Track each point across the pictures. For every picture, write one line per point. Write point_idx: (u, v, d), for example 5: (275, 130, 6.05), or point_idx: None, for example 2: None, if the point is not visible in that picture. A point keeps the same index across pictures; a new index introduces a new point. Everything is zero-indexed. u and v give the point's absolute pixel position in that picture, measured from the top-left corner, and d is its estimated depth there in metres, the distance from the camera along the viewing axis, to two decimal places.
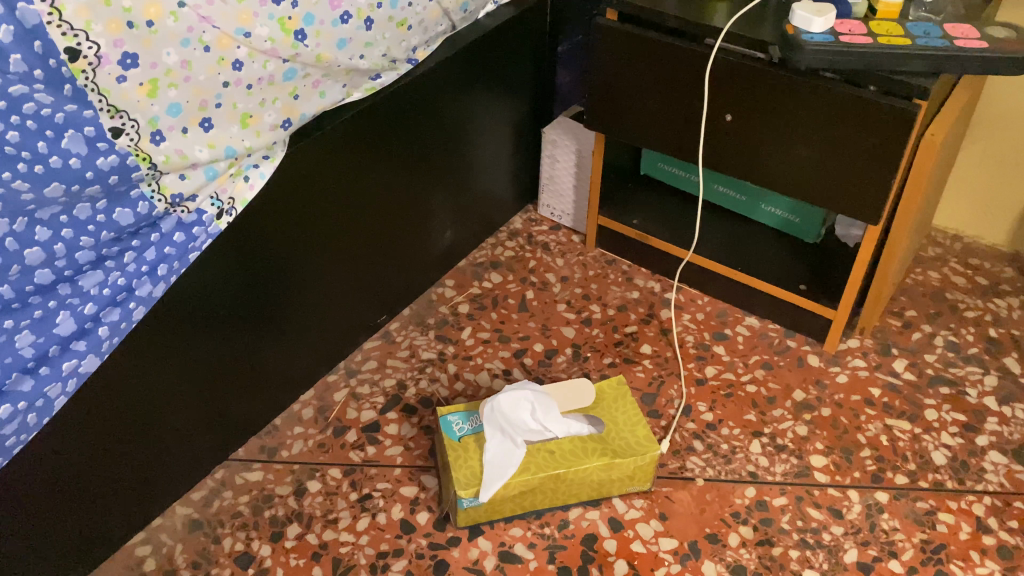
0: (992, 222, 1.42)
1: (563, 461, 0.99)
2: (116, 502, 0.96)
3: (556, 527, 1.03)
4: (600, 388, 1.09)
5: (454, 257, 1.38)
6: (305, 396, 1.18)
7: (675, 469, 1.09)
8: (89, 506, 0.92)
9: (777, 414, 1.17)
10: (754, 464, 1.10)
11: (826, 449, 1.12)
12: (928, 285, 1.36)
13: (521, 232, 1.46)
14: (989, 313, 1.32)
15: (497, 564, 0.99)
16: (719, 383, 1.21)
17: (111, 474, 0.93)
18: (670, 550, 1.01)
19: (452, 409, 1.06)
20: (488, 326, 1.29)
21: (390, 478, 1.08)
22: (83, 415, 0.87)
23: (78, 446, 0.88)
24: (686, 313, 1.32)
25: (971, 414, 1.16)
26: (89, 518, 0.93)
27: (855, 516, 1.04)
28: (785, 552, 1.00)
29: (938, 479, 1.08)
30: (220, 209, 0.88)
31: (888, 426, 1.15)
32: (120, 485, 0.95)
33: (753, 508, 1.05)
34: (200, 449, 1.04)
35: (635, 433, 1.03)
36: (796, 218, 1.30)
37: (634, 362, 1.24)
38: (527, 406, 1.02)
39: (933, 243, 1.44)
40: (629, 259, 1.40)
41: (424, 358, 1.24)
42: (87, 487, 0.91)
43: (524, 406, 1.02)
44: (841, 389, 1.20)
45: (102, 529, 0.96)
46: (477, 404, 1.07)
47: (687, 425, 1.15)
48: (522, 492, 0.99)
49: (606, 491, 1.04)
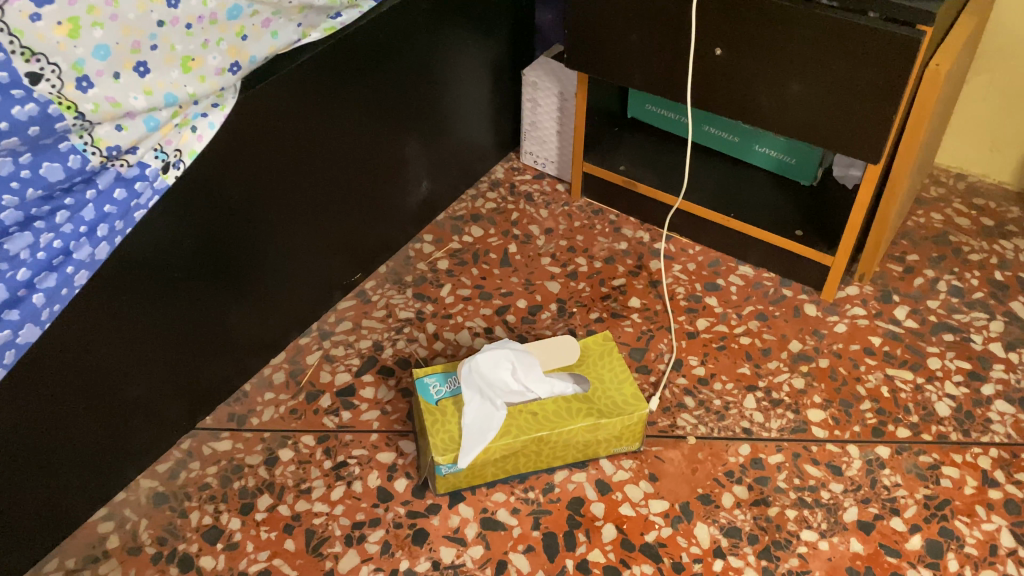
0: (998, 159, 1.35)
1: (546, 422, 0.94)
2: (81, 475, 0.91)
3: (541, 491, 0.98)
4: (585, 345, 1.04)
5: (433, 209, 1.31)
6: (276, 358, 1.12)
7: (665, 427, 1.04)
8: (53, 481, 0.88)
9: (773, 367, 1.11)
10: (749, 419, 1.05)
11: (824, 402, 1.07)
12: (930, 227, 1.30)
13: (503, 183, 1.39)
14: (994, 255, 1.26)
15: (479, 532, 0.94)
16: (711, 335, 1.15)
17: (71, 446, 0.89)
18: (660, 513, 0.96)
19: (428, 370, 1.00)
20: (469, 283, 1.23)
21: (366, 444, 1.02)
22: (27, 388, 0.81)
23: (24, 421, 0.82)
24: (677, 264, 1.26)
25: (975, 362, 1.10)
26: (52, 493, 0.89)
27: (854, 472, 0.99)
28: (782, 513, 0.95)
29: (941, 431, 1.03)
30: (165, 161, 0.81)
31: (889, 376, 1.09)
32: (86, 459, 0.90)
33: (748, 466, 1.00)
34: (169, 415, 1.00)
35: (622, 392, 0.97)
36: (791, 159, 1.24)
37: (622, 316, 1.18)
38: (507, 368, 0.96)
39: (935, 184, 1.38)
40: (617, 209, 1.34)
41: (401, 318, 1.17)
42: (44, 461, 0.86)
43: (503, 367, 0.96)
44: (839, 339, 1.14)
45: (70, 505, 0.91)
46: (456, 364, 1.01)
47: (678, 381, 1.10)
48: (503, 457, 0.94)
49: (592, 452, 0.99)
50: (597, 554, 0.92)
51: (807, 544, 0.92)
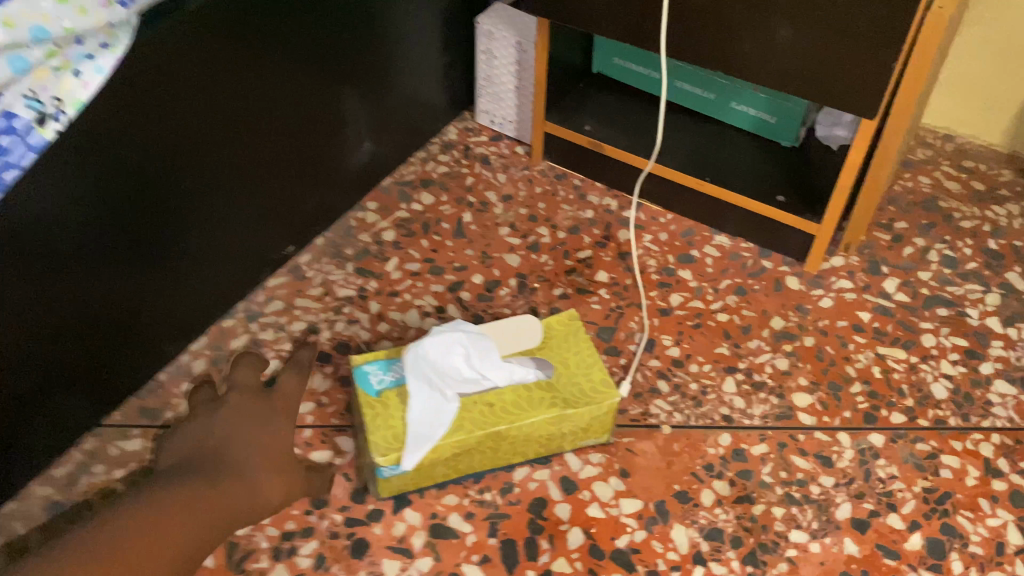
0: (989, 119, 1.26)
1: (504, 415, 0.82)
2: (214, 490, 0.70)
3: (498, 491, 0.86)
4: (548, 325, 0.92)
5: (377, 173, 1.18)
6: (196, 344, 0.98)
7: (637, 416, 0.93)
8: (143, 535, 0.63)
9: (754, 346, 1.01)
10: (729, 406, 0.95)
11: (811, 385, 0.97)
12: (918, 192, 1.21)
13: (456, 145, 1.26)
14: (987, 222, 1.16)
15: (427, 541, 0.82)
16: (686, 313, 1.04)
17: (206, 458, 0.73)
18: (632, 514, 0.85)
19: (369, 358, 0.88)
20: (418, 256, 1.10)
21: (298, 441, 0.89)
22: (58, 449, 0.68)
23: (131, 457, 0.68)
24: (647, 234, 1.14)
25: (972, 339, 1.01)
26: (185, 512, 0.67)
27: (846, 464, 0.89)
28: (768, 511, 0.85)
29: (939, 416, 0.93)
30: (41, 113, 0.66)
31: (880, 355, 0.99)
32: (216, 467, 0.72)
33: (729, 458, 0.90)
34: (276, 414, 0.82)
35: (590, 378, 0.86)
36: (772, 118, 1.13)
37: (588, 292, 1.07)
38: (459, 353, 0.84)
39: (922, 146, 1.28)
40: (581, 173, 1.22)
41: (341, 296, 1.05)
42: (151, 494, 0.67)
43: (455, 353, 0.84)
44: (825, 315, 1.04)
45: (203, 542, 0.66)
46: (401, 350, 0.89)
47: (651, 363, 0.99)
48: (456, 456, 0.82)
49: (556, 446, 0.87)
50: (562, 564, 0.81)
51: (797, 547, 0.82)
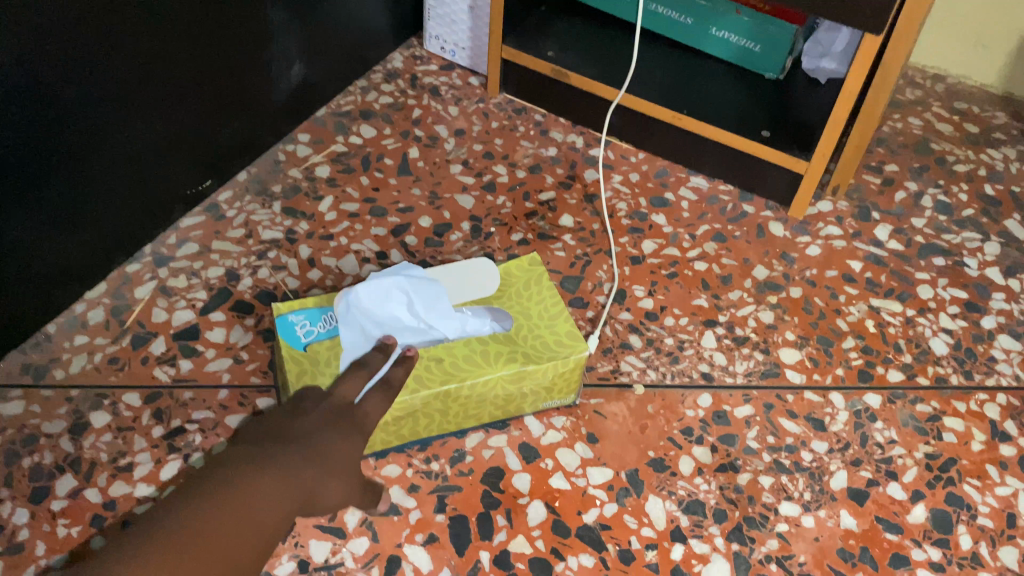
0: (983, 58, 1.16)
1: (454, 372, 0.70)
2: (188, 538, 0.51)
3: (448, 460, 0.74)
4: (507, 273, 0.80)
5: (310, 101, 1.04)
6: (93, 292, 0.84)
7: (606, 374, 0.82)
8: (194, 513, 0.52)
9: (735, 298, 0.90)
10: (708, 362, 0.84)
11: (799, 340, 0.86)
12: (909, 134, 1.11)
13: (402, 74, 1.12)
14: (983, 166, 1.07)
15: (363, 519, 0.70)
16: (660, 261, 0.93)
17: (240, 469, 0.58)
18: (601, 485, 0.74)
19: (295, 306, 0.76)
20: (356, 195, 0.96)
21: (211, 404, 0.76)
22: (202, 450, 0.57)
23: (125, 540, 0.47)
24: (616, 174, 1.03)
25: (972, 290, 0.92)
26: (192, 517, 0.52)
27: (840, 428, 0.79)
28: (754, 481, 0.75)
29: (940, 374, 0.84)
30: None
31: (874, 308, 0.89)
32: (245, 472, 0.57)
33: (710, 421, 0.79)
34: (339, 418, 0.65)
35: (554, 330, 0.75)
36: (755, 46, 1.01)
37: (551, 238, 0.95)
38: (399, 302, 0.71)
39: (911, 85, 1.19)
40: (543, 107, 1.09)
41: (266, 239, 0.91)
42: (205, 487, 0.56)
43: (394, 301, 0.71)
44: (813, 264, 0.94)
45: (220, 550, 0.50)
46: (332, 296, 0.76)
47: (622, 316, 0.87)
48: (399, 421, 0.70)
49: (515, 410, 0.76)
50: (521, 544, 0.69)
51: (788, 521, 0.72)
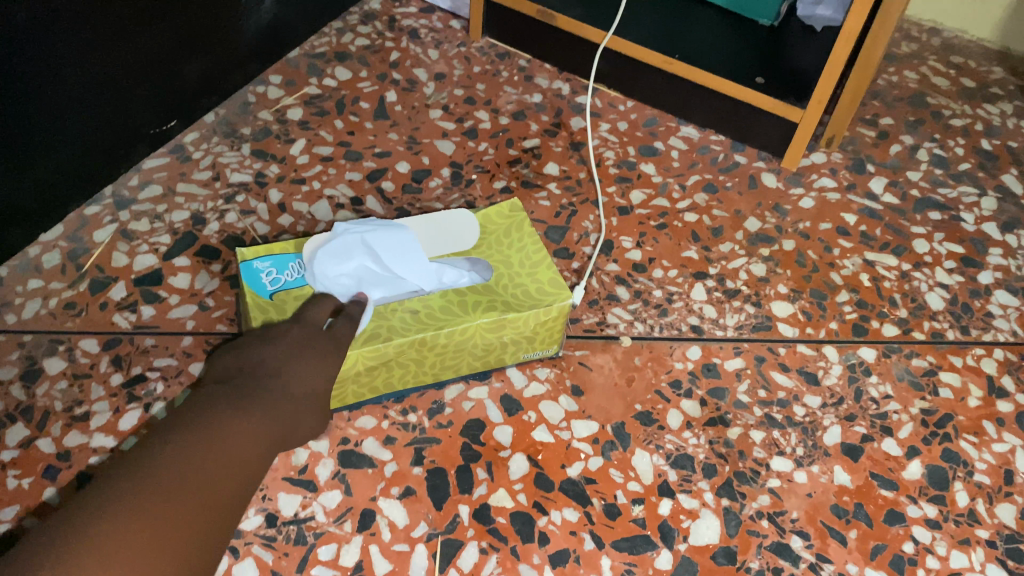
0: (980, 11, 1.13)
1: (430, 321, 0.65)
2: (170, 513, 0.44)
3: (426, 412, 0.70)
4: (487, 219, 0.75)
5: (282, 41, 0.98)
6: (48, 234, 0.79)
7: (592, 326, 0.78)
8: (174, 487, 0.45)
9: (726, 250, 0.87)
10: (698, 315, 0.80)
11: (792, 293, 0.83)
12: (904, 87, 1.07)
13: (380, 16, 1.07)
14: (980, 121, 1.04)
15: (336, 471, 0.66)
16: (649, 212, 0.89)
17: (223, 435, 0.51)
18: (586, 438, 0.70)
19: (262, 252, 0.70)
20: (331, 139, 0.92)
21: (174, 352, 0.72)
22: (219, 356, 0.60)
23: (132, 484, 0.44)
24: (604, 122, 0.98)
25: (969, 245, 0.89)
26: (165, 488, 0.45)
27: (834, 382, 0.76)
28: (745, 435, 0.72)
29: (936, 329, 0.81)
30: None
31: (869, 262, 0.86)
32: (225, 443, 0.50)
33: (699, 374, 0.76)
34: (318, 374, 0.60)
35: (536, 279, 0.70)
36: None
37: (535, 186, 0.91)
38: (366, 257, 0.68)
39: (906, 39, 1.15)
40: (527, 52, 1.04)
41: (234, 182, 0.86)
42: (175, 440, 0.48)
43: (361, 257, 0.68)
44: (806, 217, 0.90)
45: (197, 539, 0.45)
46: (302, 243, 0.71)
47: (608, 267, 0.84)
48: (371, 370, 0.65)
49: (493, 361, 0.72)
50: (502, 498, 0.66)
51: (780, 477, 0.69)
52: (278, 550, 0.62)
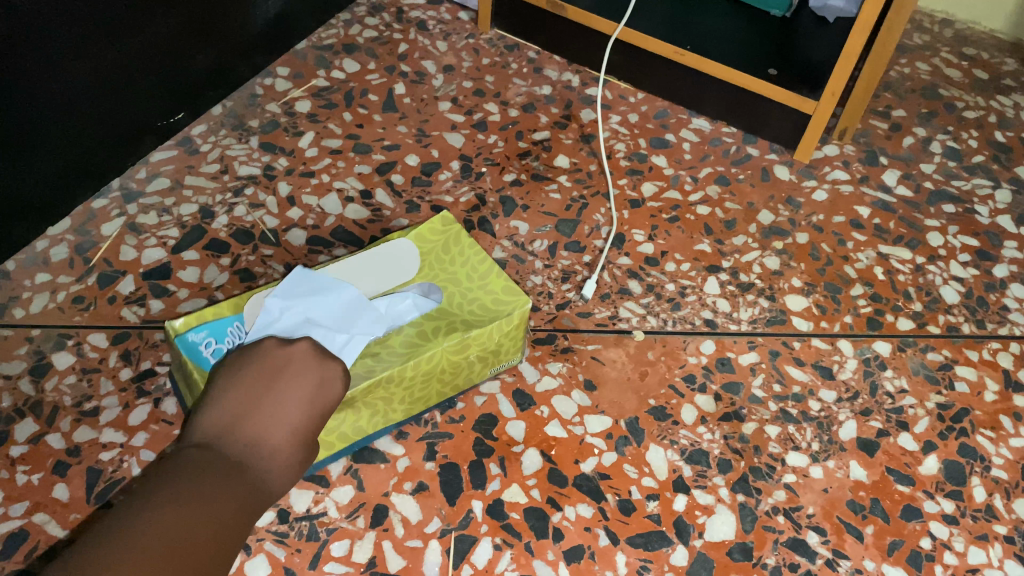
0: (992, 1, 1.12)
1: (394, 356, 0.62)
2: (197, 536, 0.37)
3: (437, 408, 0.70)
4: (420, 240, 0.73)
5: (289, 33, 0.97)
6: (56, 227, 0.79)
7: (604, 320, 0.78)
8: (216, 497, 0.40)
9: (739, 243, 0.86)
10: (711, 309, 0.80)
11: (805, 287, 0.82)
12: (917, 79, 1.06)
13: (387, 7, 1.06)
14: (993, 112, 1.03)
15: (348, 467, 0.66)
16: (660, 204, 0.89)
17: (235, 459, 0.44)
18: (600, 433, 0.70)
19: (195, 321, 0.63)
20: (339, 131, 0.91)
21: None
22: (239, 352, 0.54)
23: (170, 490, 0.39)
24: (614, 115, 0.98)
25: (983, 238, 0.88)
26: (186, 507, 0.38)
27: (849, 376, 0.75)
28: (760, 430, 0.71)
29: (951, 323, 0.80)
30: None
31: (883, 255, 0.86)
32: (240, 467, 0.44)
33: (713, 369, 0.75)
34: (340, 379, 0.54)
35: (489, 289, 0.69)
36: None
37: (545, 179, 0.90)
38: (316, 325, 0.60)
39: (918, 30, 1.14)
40: (536, 44, 1.03)
41: (242, 175, 0.85)
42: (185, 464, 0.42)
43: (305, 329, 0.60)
44: (819, 210, 0.89)
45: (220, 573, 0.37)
46: (237, 303, 0.65)
47: (620, 261, 0.83)
48: (336, 418, 0.61)
49: (457, 390, 0.69)
50: (515, 493, 0.65)
51: (795, 472, 0.69)
52: (291, 546, 0.61)
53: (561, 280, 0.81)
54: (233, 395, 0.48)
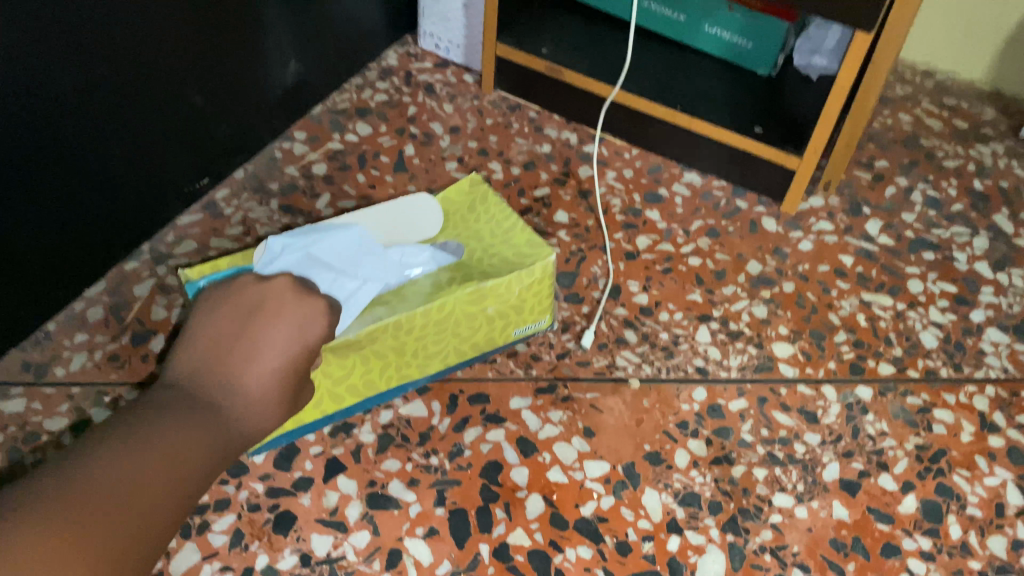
0: (971, 53, 1.18)
1: (415, 300, 0.73)
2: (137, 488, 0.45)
3: (446, 455, 0.75)
4: (449, 202, 0.87)
5: (305, 100, 1.04)
6: (92, 290, 0.85)
7: (602, 369, 0.83)
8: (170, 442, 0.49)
9: (729, 293, 0.91)
10: (703, 357, 0.85)
11: (792, 334, 0.87)
12: (899, 130, 1.12)
13: (397, 71, 1.13)
14: (972, 161, 1.09)
15: (364, 513, 0.71)
16: (654, 256, 0.94)
17: (197, 394, 0.54)
18: (599, 478, 0.75)
19: (207, 271, 0.73)
20: (353, 192, 0.97)
21: None
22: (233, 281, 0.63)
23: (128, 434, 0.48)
24: (611, 170, 1.04)
25: (961, 284, 0.93)
26: (134, 448, 0.47)
27: (832, 420, 0.80)
28: (749, 473, 0.76)
29: (930, 367, 0.85)
30: None
31: (865, 302, 0.91)
32: (196, 402, 0.53)
33: (705, 415, 0.80)
34: (320, 312, 0.62)
35: (509, 245, 0.81)
36: (748, 43, 1.03)
37: (546, 234, 0.96)
38: (324, 267, 0.70)
39: (901, 81, 1.20)
40: (537, 104, 1.10)
41: (263, 236, 0.92)
42: (154, 406, 0.51)
43: (316, 266, 0.69)
44: (805, 259, 0.95)
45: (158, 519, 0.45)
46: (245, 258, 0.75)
47: (617, 311, 0.88)
48: (345, 363, 0.71)
49: (478, 344, 0.80)
50: (520, 536, 0.70)
51: (781, 512, 0.74)
52: None
53: (561, 331, 0.86)
54: (210, 333, 0.58)
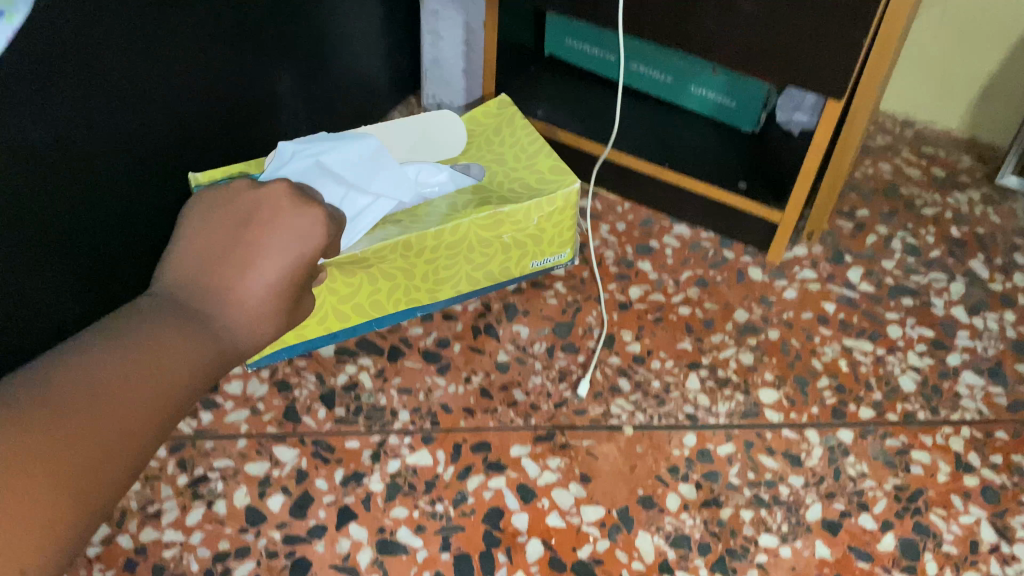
0: (947, 104, 1.24)
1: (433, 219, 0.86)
2: (131, 395, 0.45)
3: (451, 502, 0.80)
4: (479, 123, 1.03)
5: None
6: None
7: (597, 416, 0.88)
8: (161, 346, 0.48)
9: (717, 341, 0.96)
10: (693, 404, 0.90)
11: (777, 380, 0.92)
12: (879, 179, 1.18)
13: None
14: (950, 208, 1.14)
15: (375, 558, 0.76)
16: (646, 306, 1.00)
17: (192, 295, 0.52)
18: (594, 522, 0.79)
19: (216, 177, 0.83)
20: None
21: (231, 453, 0.82)
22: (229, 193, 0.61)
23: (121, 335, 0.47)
24: (604, 224, 1.09)
25: (939, 329, 0.98)
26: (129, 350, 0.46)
27: (815, 463, 0.85)
28: (736, 515, 0.81)
29: (908, 410, 0.90)
30: None
31: (847, 348, 0.96)
32: (189, 303, 0.52)
33: (695, 460, 0.85)
34: (315, 220, 0.60)
35: (528, 171, 0.94)
36: (731, 102, 1.10)
37: (543, 286, 1.01)
38: (334, 175, 0.77)
39: (881, 131, 1.26)
40: None
41: None
42: (141, 312, 0.50)
43: (333, 176, 0.77)
44: (789, 307, 1.00)
45: (134, 434, 0.44)
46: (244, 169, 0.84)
47: (611, 360, 0.94)
48: (354, 280, 0.84)
49: (499, 262, 0.93)
50: None
51: (766, 552, 0.78)
52: None
53: (558, 380, 0.91)
54: (206, 232, 0.57)
